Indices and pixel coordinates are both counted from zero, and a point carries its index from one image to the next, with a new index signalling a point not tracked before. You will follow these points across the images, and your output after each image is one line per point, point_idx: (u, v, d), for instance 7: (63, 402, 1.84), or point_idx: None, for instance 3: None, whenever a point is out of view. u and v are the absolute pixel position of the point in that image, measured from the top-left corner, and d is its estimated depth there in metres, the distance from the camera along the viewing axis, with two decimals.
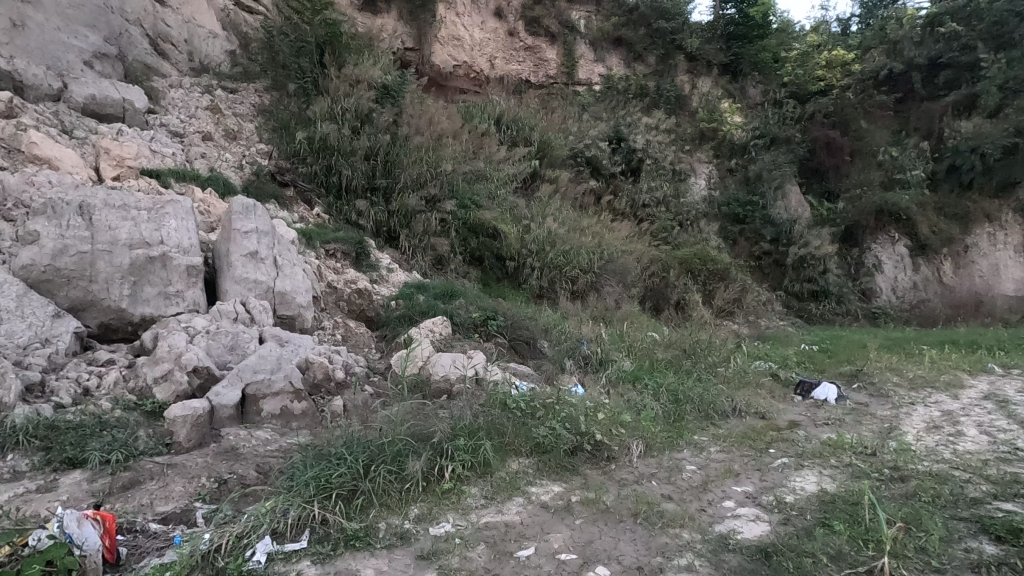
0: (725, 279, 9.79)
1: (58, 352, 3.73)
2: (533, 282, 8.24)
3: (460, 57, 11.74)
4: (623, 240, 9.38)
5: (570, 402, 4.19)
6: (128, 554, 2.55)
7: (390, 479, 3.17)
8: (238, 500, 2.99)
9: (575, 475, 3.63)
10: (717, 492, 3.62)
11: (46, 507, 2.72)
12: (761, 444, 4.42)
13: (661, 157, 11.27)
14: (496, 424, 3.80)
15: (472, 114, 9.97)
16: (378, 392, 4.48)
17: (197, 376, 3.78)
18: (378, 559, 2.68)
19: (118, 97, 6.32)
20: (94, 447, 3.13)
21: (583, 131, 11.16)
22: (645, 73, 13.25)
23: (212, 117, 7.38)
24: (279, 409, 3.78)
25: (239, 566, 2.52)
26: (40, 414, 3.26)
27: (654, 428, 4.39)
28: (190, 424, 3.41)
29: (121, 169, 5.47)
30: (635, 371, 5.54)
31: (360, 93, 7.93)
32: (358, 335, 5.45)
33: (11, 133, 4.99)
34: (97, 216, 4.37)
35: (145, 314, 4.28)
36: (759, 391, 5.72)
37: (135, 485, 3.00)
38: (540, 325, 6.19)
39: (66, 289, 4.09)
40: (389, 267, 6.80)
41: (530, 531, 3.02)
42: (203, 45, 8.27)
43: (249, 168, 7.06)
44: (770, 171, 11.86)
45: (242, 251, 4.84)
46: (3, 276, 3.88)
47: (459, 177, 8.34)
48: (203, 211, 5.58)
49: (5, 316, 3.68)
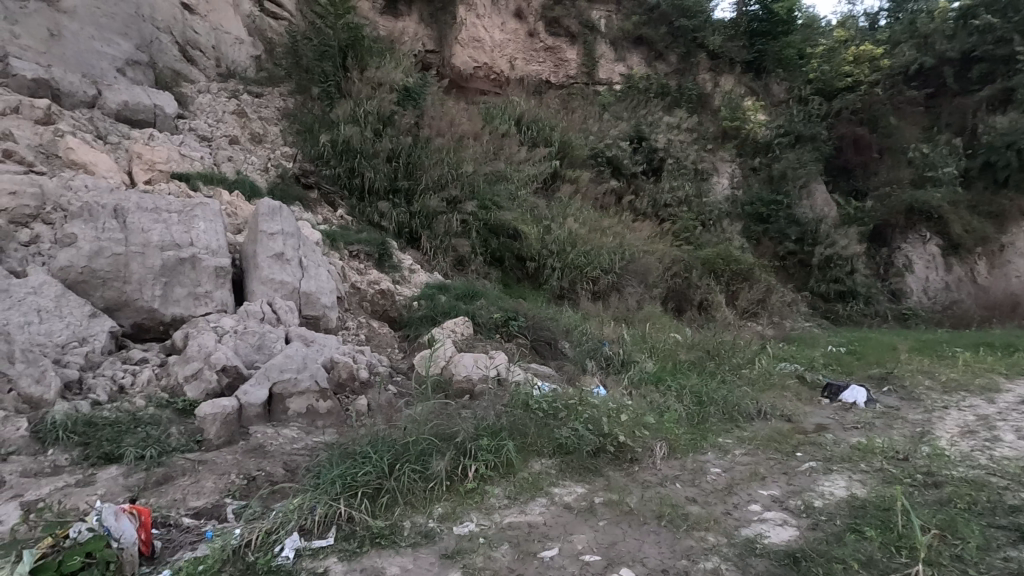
0: (749, 279, 9.65)
1: (95, 351, 3.85)
2: (553, 282, 8.23)
3: (480, 58, 11.79)
4: (645, 240, 9.32)
5: (593, 403, 4.18)
6: (162, 548, 2.62)
7: (415, 478, 3.19)
8: (267, 497, 3.05)
9: (598, 476, 3.61)
10: (743, 495, 3.58)
11: (85, 501, 2.80)
12: (788, 448, 4.34)
13: (682, 157, 11.18)
14: (519, 424, 3.80)
15: (492, 115, 10.01)
16: (402, 391, 4.53)
17: (226, 375, 3.87)
18: (403, 557, 2.71)
19: (150, 103, 6.50)
20: (129, 442, 3.22)
21: (603, 131, 11.12)
22: (666, 72, 13.13)
23: (238, 120, 7.52)
24: (305, 408, 3.85)
25: (268, 561, 2.57)
26: (78, 411, 3.38)
27: (677, 430, 4.35)
28: (219, 421, 3.49)
29: (152, 173, 5.65)
30: (658, 373, 5.48)
31: (381, 95, 8.02)
32: (381, 335, 5.51)
33: (49, 139, 5.16)
34: (130, 219, 4.50)
35: (176, 314, 4.40)
36: (785, 394, 5.61)
37: (168, 480, 3.08)
38: (561, 326, 6.19)
39: (101, 290, 4.22)
40: (410, 268, 6.87)
41: (553, 531, 3.02)
42: (229, 51, 8.47)
43: (274, 171, 7.19)
44: (795, 170, 11.65)
45: (269, 252, 4.94)
46: (43, 276, 4.01)
47: (480, 178, 8.37)
48: (231, 214, 5.71)
49: (44, 316, 3.80)
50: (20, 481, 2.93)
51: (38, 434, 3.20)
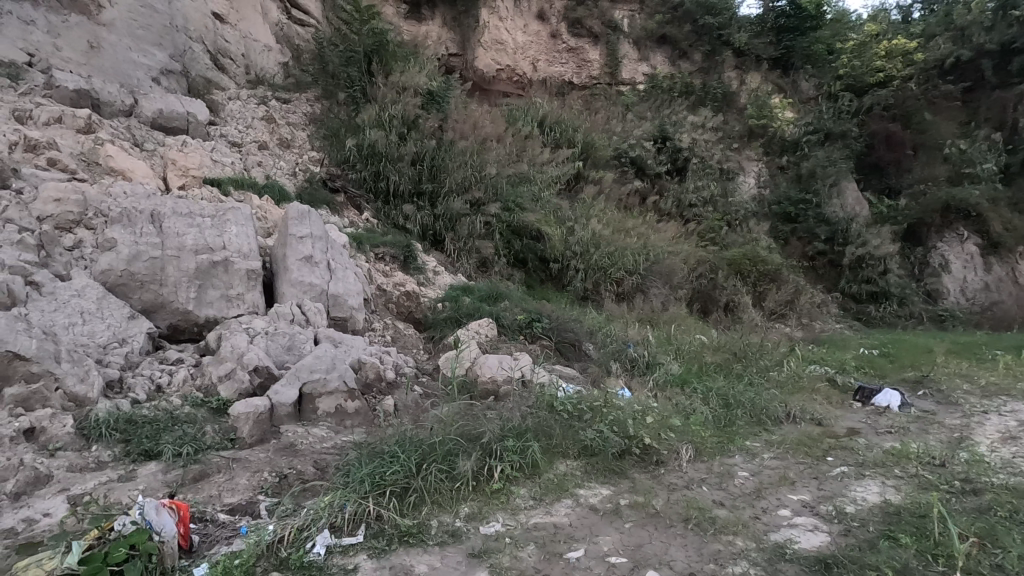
0: (777, 280, 9.48)
1: (134, 351, 3.99)
2: (577, 284, 8.21)
3: (503, 61, 11.84)
4: (669, 241, 9.26)
5: (618, 406, 4.18)
6: (200, 542, 2.72)
7: (442, 478, 3.23)
8: (298, 494, 3.12)
9: (624, 478, 3.61)
10: (772, 500, 3.52)
11: (128, 495, 2.92)
12: (818, 452, 4.27)
13: (707, 156, 11.05)
14: (544, 426, 3.82)
15: (515, 117, 10.04)
16: (428, 392, 4.59)
17: (258, 375, 3.97)
18: (431, 555, 2.75)
19: (183, 111, 6.71)
20: (167, 440, 3.33)
21: (627, 132, 11.04)
22: (690, 70, 12.97)
23: (267, 126, 7.69)
24: (334, 408, 3.93)
25: (300, 556, 2.64)
26: (119, 409, 3.50)
27: (704, 433, 4.31)
28: (252, 420, 3.58)
29: (186, 179, 5.81)
30: (683, 375, 5.42)
31: (406, 99, 8.10)
32: (407, 336, 5.58)
33: (91, 147, 5.35)
34: (167, 224, 4.66)
35: (209, 316, 4.53)
36: (814, 397, 5.52)
37: (205, 477, 3.18)
38: (585, 327, 6.19)
39: (139, 292, 4.37)
40: (435, 270, 6.95)
41: (579, 533, 3.03)
42: (259, 59, 8.69)
43: (302, 175, 7.33)
44: (825, 168, 11.39)
45: (298, 255, 5.05)
46: (85, 279, 4.17)
47: (504, 180, 8.40)
48: (261, 218, 5.84)
49: (87, 317, 3.96)
50: (66, 475, 3.06)
51: (83, 431, 3.31)
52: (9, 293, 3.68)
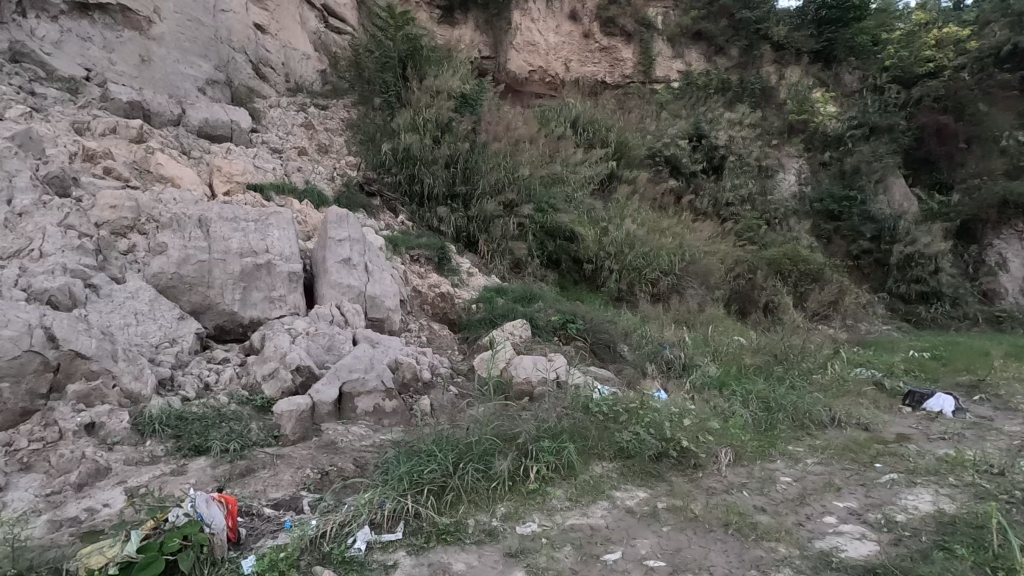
0: (820, 280, 9.20)
1: (184, 351, 4.17)
2: (611, 285, 8.14)
3: (536, 62, 11.86)
4: (706, 241, 9.09)
5: (655, 407, 4.12)
6: (247, 535, 2.82)
7: (479, 478, 3.25)
8: (340, 491, 3.21)
9: (661, 481, 3.57)
10: (817, 506, 3.42)
11: (180, 488, 3.05)
12: (866, 458, 4.12)
13: (745, 153, 10.80)
14: (580, 427, 3.79)
15: (548, 117, 10.03)
16: (463, 392, 4.64)
17: (300, 374, 4.09)
18: (468, 554, 2.78)
19: (227, 119, 6.96)
20: (215, 436, 3.46)
21: (661, 131, 10.88)
22: (727, 66, 12.70)
23: (306, 132, 7.87)
24: (372, 407, 4.00)
25: (342, 552, 2.70)
26: (171, 406, 3.66)
27: (744, 437, 4.21)
28: (295, 418, 3.69)
29: (230, 185, 6.02)
30: (722, 377, 5.30)
31: (439, 103, 8.20)
32: (442, 337, 5.65)
33: (142, 156, 5.61)
34: (213, 229, 4.84)
35: (254, 317, 4.69)
36: (861, 401, 5.34)
37: (251, 472, 3.29)
38: (620, 328, 6.14)
39: (188, 294, 4.55)
40: (469, 272, 7.01)
41: (615, 535, 3.01)
42: (298, 67, 8.94)
43: (340, 180, 7.50)
44: (870, 163, 10.96)
45: (337, 257, 5.17)
46: (139, 282, 4.37)
47: (537, 182, 8.41)
48: (301, 222, 6.03)
49: (141, 318, 4.16)
50: (124, 468, 3.21)
51: (138, 426, 3.47)
52: (70, 295, 3.88)
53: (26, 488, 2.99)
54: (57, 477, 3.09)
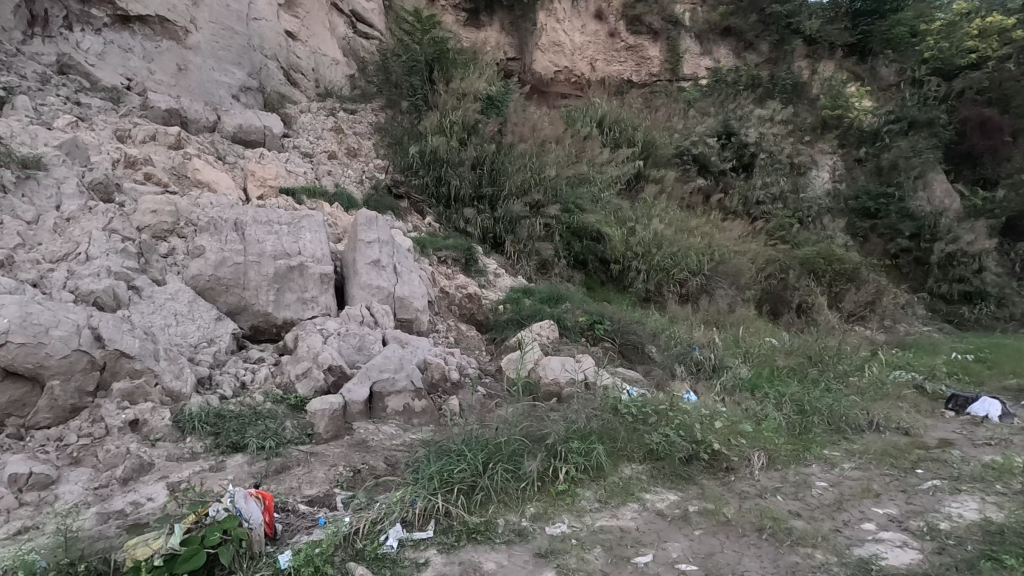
0: (855, 279, 8.95)
1: (221, 350, 4.29)
2: (639, 285, 8.07)
3: (561, 62, 11.85)
4: (736, 241, 8.94)
5: (685, 409, 4.06)
6: (283, 530, 2.89)
7: (508, 478, 3.26)
8: (371, 489, 3.26)
9: (692, 484, 3.52)
10: (855, 512, 3.34)
11: (219, 484, 3.15)
12: (906, 464, 4.00)
13: (776, 150, 10.59)
14: (609, 428, 3.75)
15: (574, 118, 9.99)
16: (491, 392, 4.66)
17: (332, 374, 4.18)
18: (499, 554, 2.80)
19: (260, 125, 7.13)
20: (252, 434, 3.56)
21: (689, 129, 10.73)
22: (757, 62, 12.43)
23: (336, 136, 8.01)
24: (402, 406, 4.05)
25: (375, 549, 2.75)
26: (209, 404, 3.77)
27: (777, 440, 4.12)
28: (328, 417, 3.77)
29: (264, 189, 6.18)
30: (754, 379, 5.19)
31: (466, 105, 8.26)
32: (470, 338, 5.69)
33: (180, 162, 5.79)
34: (248, 232, 4.97)
35: (287, 317, 4.80)
36: (900, 405, 5.18)
37: (286, 470, 3.37)
38: (648, 330, 6.07)
39: (225, 296, 4.68)
40: (495, 273, 7.04)
41: (646, 538, 2.99)
42: (327, 72, 9.10)
43: (368, 182, 7.61)
44: (909, 159, 10.62)
45: (367, 259, 5.26)
46: (178, 284, 4.51)
47: (563, 182, 8.37)
48: (332, 224, 6.14)
49: (180, 319, 4.29)
50: (165, 464, 3.32)
51: (179, 423, 3.59)
52: (115, 296, 4.05)
53: (76, 481, 3.13)
54: (104, 472, 3.22)
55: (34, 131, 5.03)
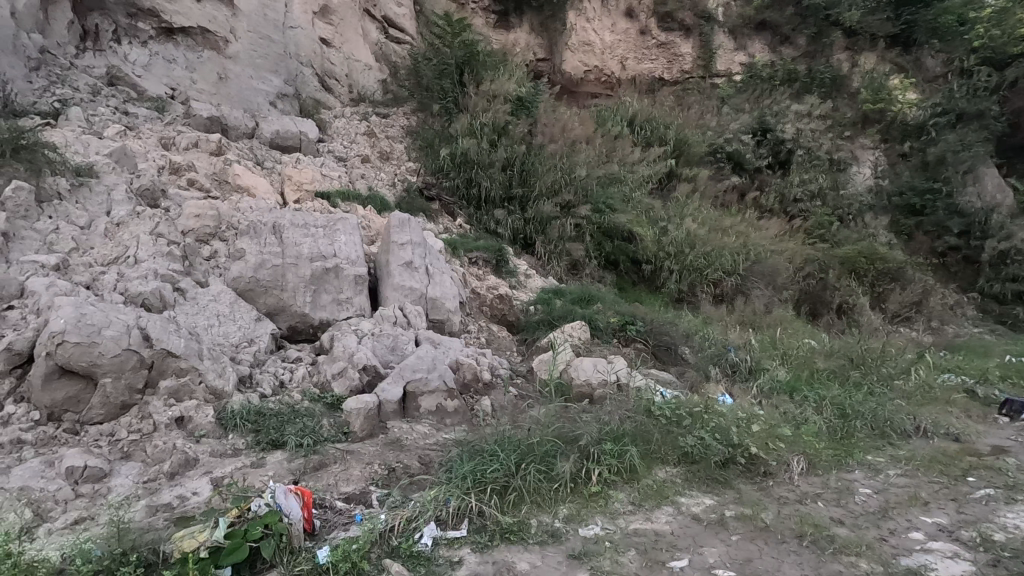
0: (900, 279, 8.61)
1: (261, 350, 4.42)
2: (672, 286, 7.94)
3: (591, 62, 11.79)
4: (772, 240, 8.73)
5: (720, 412, 3.98)
6: (321, 526, 2.96)
7: (541, 479, 3.26)
8: (406, 487, 3.31)
9: (729, 488, 3.46)
10: (901, 521, 3.23)
11: (260, 480, 3.25)
12: (956, 471, 3.85)
13: (814, 146, 10.29)
14: (642, 430, 3.70)
15: (604, 117, 9.89)
16: (523, 393, 4.66)
17: (366, 374, 4.26)
18: (532, 554, 2.81)
19: (296, 130, 7.31)
20: (290, 432, 3.65)
21: (723, 126, 10.53)
22: (793, 56, 12.10)
23: (369, 140, 8.15)
24: (435, 406, 4.10)
25: (409, 546, 2.79)
26: (250, 402, 3.89)
27: (818, 445, 4.00)
28: (363, 416, 3.83)
29: (300, 193, 6.32)
30: (792, 382, 5.05)
31: (496, 107, 8.32)
32: (501, 339, 5.70)
33: (221, 168, 5.99)
34: (286, 235, 5.11)
35: (323, 317, 4.90)
36: (950, 410, 4.96)
37: (323, 467, 3.45)
38: (681, 331, 5.96)
39: (264, 297, 4.81)
40: (526, 273, 7.06)
41: (682, 542, 2.95)
42: (360, 78, 9.26)
43: (400, 185, 7.71)
44: (957, 153, 10.12)
45: (400, 260, 5.34)
46: (220, 286, 4.66)
47: (594, 182, 8.32)
48: (366, 227, 6.25)
49: (222, 320, 4.43)
50: (209, 459, 3.44)
51: (221, 421, 3.71)
52: (161, 298, 4.22)
53: (127, 474, 3.27)
54: (152, 466, 3.35)
55: (86, 141, 5.29)
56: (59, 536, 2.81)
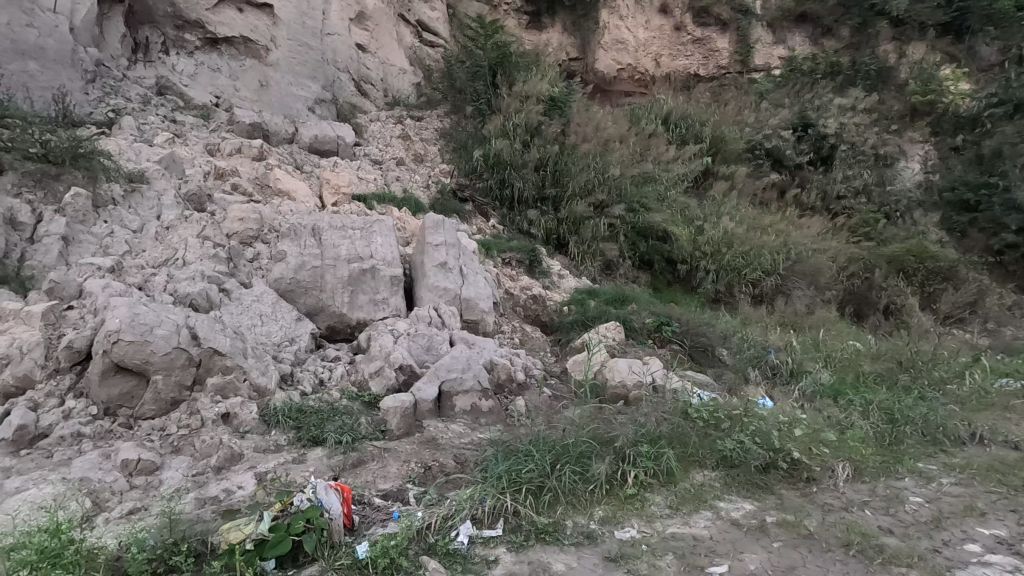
0: (952, 278, 8.22)
1: (302, 349, 4.54)
2: (708, 286, 7.79)
3: (624, 60, 11.70)
4: (814, 239, 8.46)
5: (760, 415, 3.87)
6: (360, 522, 3.03)
7: (576, 479, 3.24)
8: (442, 485, 3.35)
9: (770, 494, 3.37)
10: (955, 532, 3.11)
11: (302, 476, 3.34)
12: (1015, 482, 3.68)
13: (858, 141, 9.94)
14: (679, 433, 3.64)
15: (638, 116, 9.78)
16: (558, 394, 4.66)
17: (403, 373, 4.33)
18: (568, 555, 2.81)
19: (334, 135, 7.49)
20: (330, 429, 3.74)
21: (761, 122, 10.26)
22: (836, 48, 11.68)
23: (404, 143, 8.27)
24: (469, 405, 4.14)
25: (446, 544, 2.81)
26: (292, 399, 4.01)
27: (865, 450, 3.85)
28: (400, 414, 3.88)
29: (338, 196, 6.46)
30: (836, 385, 4.88)
31: (529, 108, 8.35)
32: (535, 339, 5.69)
33: (263, 173, 6.18)
34: (325, 237, 5.24)
35: (361, 317, 5.00)
36: (1009, 417, 4.71)
37: (362, 464, 3.53)
38: (718, 331, 5.83)
39: (305, 298, 4.94)
40: (560, 274, 7.04)
41: (721, 547, 2.90)
42: (395, 82, 9.41)
43: (434, 187, 7.79)
44: (1015, 145, 9.55)
45: (435, 261, 5.41)
46: (263, 286, 4.81)
47: (628, 181, 8.23)
48: (401, 228, 6.35)
49: (265, 319, 4.57)
50: (253, 455, 3.56)
51: (264, 417, 3.84)
52: (208, 299, 4.39)
53: (177, 468, 3.41)
54: (200, 460, 3.49)
55: (138, 149, 5.55)
56: (116, 524, 2.95)
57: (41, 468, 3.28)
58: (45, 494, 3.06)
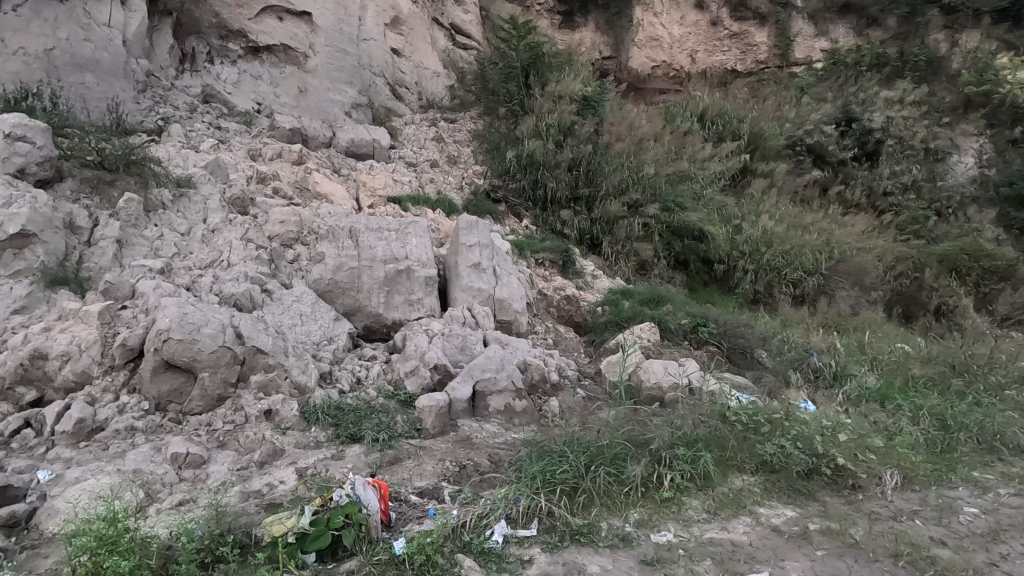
0: (1010, 278, 7.81)
1: (340, 348, 4.65)
2: (746, 286, 7.60)
3: (659, 57, 11.55)
4: (859, 237, 8.16)
5: (802, 419, 3.75)
6: (396, 518, 3.08)
7: (611, 481, 3.21)
8: (477, 484, 3.38)
9: (813, 501, 3.28)
10: (1014, 546, 2.98)
11: (340, 472, 3.43)
12: None
13: (906, 135, 9.57)
14: (716, 436, 3.56)
15: (673, 113, 9.61)
16: (592, 395, 4.63)
17: (438, 372, 4.39)
18: (603, 557, 2.80)
19: (370, 139, 7.64)
20: (367, 427, 3.82)
21: (802, 117, 9.95)
22: (882, 39, 11.21)
23: (437, 145, 8.35)
24: (503, 405, 4.15)
25: (481, 543, 2.83)
26: (330, 397, 4.11)
27: (915, 457, 3.69)
28: (435, 413, 3.92)
29: (374, 199, 6.58)
30: (883, 390, 4.69)
31: (561, 108, 8.36)
32: (568, 340, 5.67)
33: (302, 176, 6.35)
34: (362, 238, 5.35)
35: (396, 317, 5.08)
36: None
37: (397, 462, 3.59)
38: (758, 333, 5.67)
39: (342, 298, 5.06)
40: (594, 274, 6.99)
41: (762, 554, 2.83)
42: (429, 84, 9.52)
43: (468, 188, 7.84)
44: None
45: (468, 262, 5.45)
46: (303, 287, 4.94)
47: (663, 180, 8.11)
48: (435, 230, 6.42)
49: (304, 319, 4.70)
50: (294, 451, 3.66)
51: (304, 414, 3.95)
52: (251, 299, 4.53)
53: (223, 462, 3.54)
54: (244, 455, 3.61)
55: (185, 155, 5.78)
56: (166, 515, 3.09)
57: (98, 460, 3.45)
58: (102, 485, 3.24)
